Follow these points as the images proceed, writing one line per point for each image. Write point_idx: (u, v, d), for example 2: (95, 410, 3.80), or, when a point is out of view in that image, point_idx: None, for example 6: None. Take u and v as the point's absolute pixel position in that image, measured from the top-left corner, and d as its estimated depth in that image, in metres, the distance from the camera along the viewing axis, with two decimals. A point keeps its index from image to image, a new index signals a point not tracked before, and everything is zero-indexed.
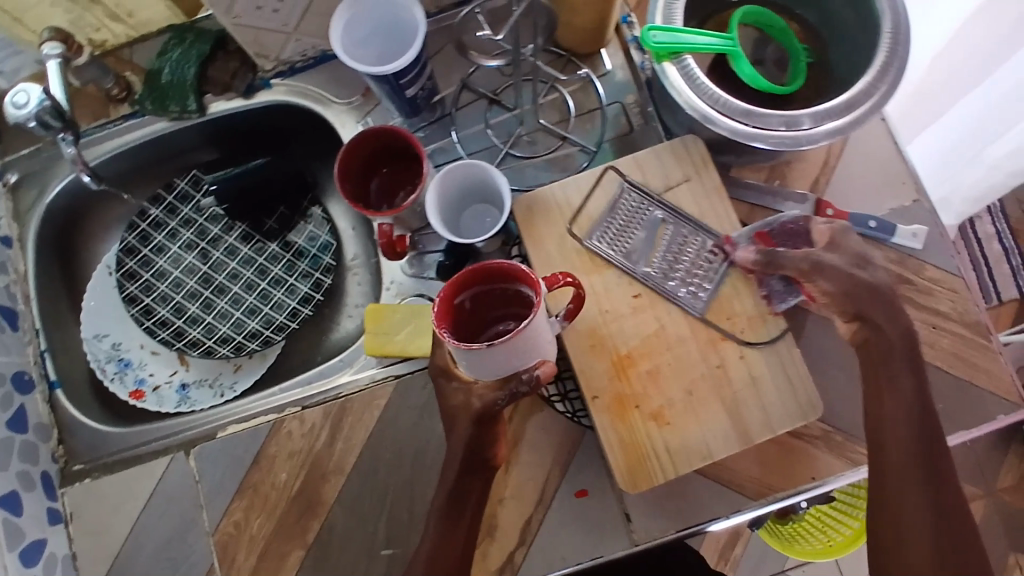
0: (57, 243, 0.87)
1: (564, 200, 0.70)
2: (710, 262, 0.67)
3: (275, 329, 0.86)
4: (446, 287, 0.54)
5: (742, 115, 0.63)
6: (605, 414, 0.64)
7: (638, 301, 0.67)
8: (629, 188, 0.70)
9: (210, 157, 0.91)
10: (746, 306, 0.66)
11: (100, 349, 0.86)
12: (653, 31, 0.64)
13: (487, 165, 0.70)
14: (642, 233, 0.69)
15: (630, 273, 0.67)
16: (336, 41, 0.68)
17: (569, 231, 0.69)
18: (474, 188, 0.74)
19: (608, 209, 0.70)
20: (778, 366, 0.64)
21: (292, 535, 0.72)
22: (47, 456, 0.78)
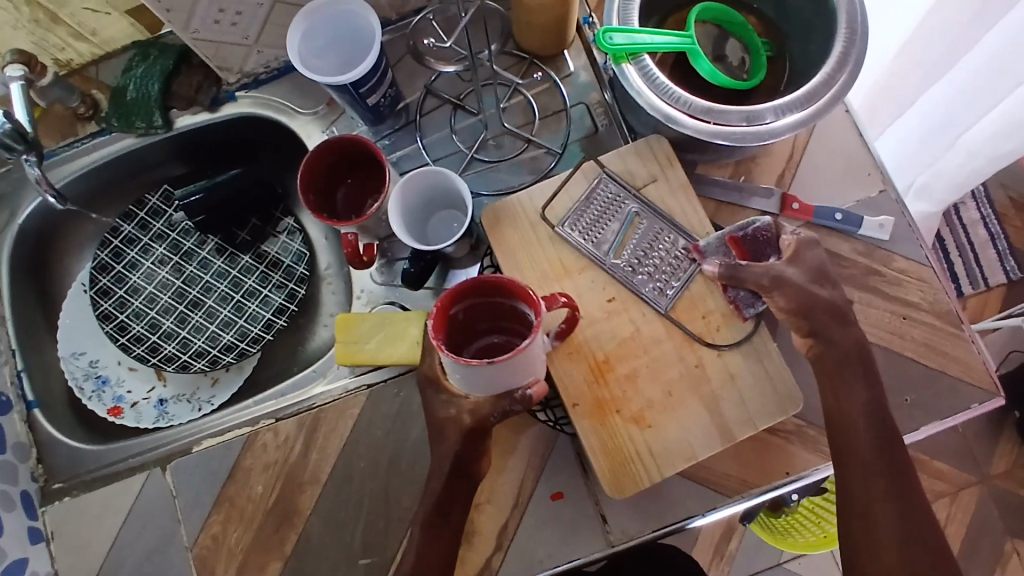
0: (32, 263, 0.87)
1: (538, 194, 0.70)
2: (680, 263, 0.67)
3: (250, 341, 0.86)
4: (445, 296, 0.52)
5: (704, 113, 0.62)
6: (586, 419, 0.63)
7: (612, 304, 0.66)
8: (607, 178, 0.70)
9: (180, 172, 0.91)
10: (716, 305, 0.65)
11: (77, 367, 0.87)
12: (609, 33, 0.63)
13: (451, 173, 0.71)
14: (616, 226, 0.68)
15: (604, 270, 0.67)
16: (292, 49, 0.67)
17: (543, 219, 0.69)
18: (436, 195, 0.74)
19: (585, 197, 0.69)
20: (756, 361, 0.64)
21: (270, 546, 0.72)
22: (26, 475, 0.78)
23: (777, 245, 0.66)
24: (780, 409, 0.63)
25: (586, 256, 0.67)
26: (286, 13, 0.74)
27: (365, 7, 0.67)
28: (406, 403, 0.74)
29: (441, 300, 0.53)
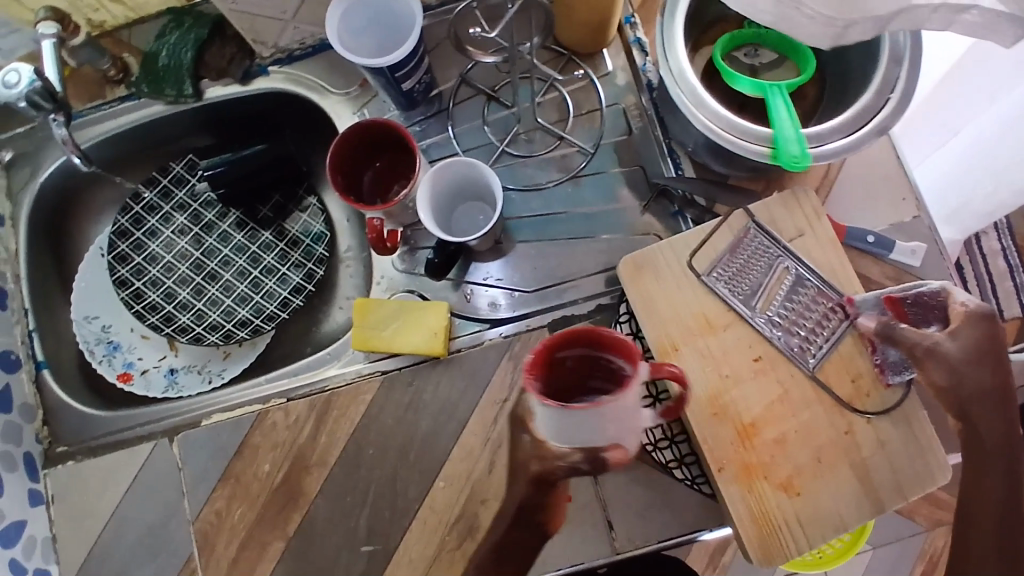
0: (50, 223, 0.87)
1: (684, 242, 0.67)
2: (829, 323, 0.65)
3: (265, 318, 0.86)
4: (551, 337, 0.50)
5: (874, 94, 0.61)
6: (734, 484, 0.61)
7: (758, 363, 0.64)
8: (755, 229, 0.67)
9: (205, 144, 0.90)
10: (865, 366, 0.64)
11: (89, 331, 0.86)
12: (785, 157, 0.60)
13: (484, 165, 0.69)
14: (763, 277, 0.66)
15: (749, 327, 0.65)
16: (332, 35, 0.66)
17: (690, 266, 0.66)
18: (466, 187, 0.73)
19: (731, 249, 0.66)
20: (906, 430, 0.62)
21: (274, 525, 0.72)
22: (31, 437, 0.77)
23: (947, 313, 0.58)
24: (927, 478, 0.61)
25: (733, 311, 0.65)
26: None
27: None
28: (421, 392, 0.74)
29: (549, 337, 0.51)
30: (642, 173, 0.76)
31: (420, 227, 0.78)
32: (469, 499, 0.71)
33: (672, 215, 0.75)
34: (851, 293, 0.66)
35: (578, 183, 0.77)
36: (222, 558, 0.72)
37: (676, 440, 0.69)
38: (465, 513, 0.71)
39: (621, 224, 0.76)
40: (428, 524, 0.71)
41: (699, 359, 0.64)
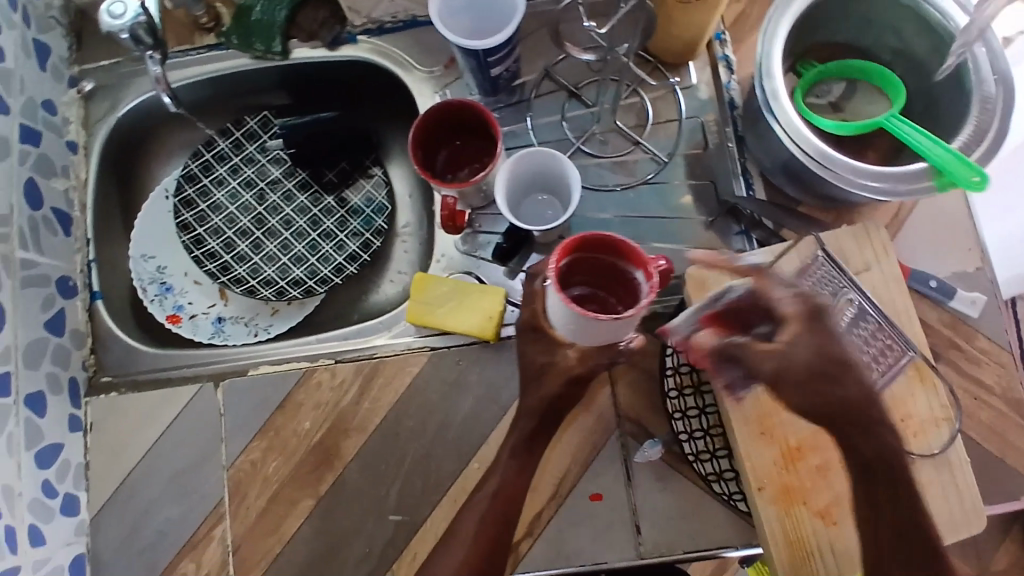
0: (119, 158, 0.88)
1: (751, 262, 0.68)
2: (884, 360, 0.65)
3: (318, 281, 0.88)
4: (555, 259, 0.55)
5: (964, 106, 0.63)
6: (772, 505, 0.62)
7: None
8: (823, 258, 0.68)
9: (282, 103, 0.91)
10: (917, 406, 0.64)
11: (144, 270, 0.87)
12: (956, 178, 0.59)
13: (563, 157, 0.70)
14: (825, 305, 0.67)
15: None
16: (434, 13, 0.68)
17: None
18: (540, 178, 0.74)
19: (797, 274, 0.67)
20: (947, 475, 0.63)
21: (306, 482, 0.73)
22: (78, 363, 0.78)
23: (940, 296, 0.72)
24: (964, 524, 0.62)
25: None
26: None
27: None
28: (466, 373, 0.75)
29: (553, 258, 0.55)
30: (712, 188, 0.77)
31: (483, 212, 0.79)
32: None
33: (738, 233, 0.75)
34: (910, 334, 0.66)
35: (647, 190, 0.78)
36: (252, 507, 0.73)
37: (718, 454, 0.69)
38: None
39: (686, 235, 0.76)
40: (458, 503, 0.72)
41: None
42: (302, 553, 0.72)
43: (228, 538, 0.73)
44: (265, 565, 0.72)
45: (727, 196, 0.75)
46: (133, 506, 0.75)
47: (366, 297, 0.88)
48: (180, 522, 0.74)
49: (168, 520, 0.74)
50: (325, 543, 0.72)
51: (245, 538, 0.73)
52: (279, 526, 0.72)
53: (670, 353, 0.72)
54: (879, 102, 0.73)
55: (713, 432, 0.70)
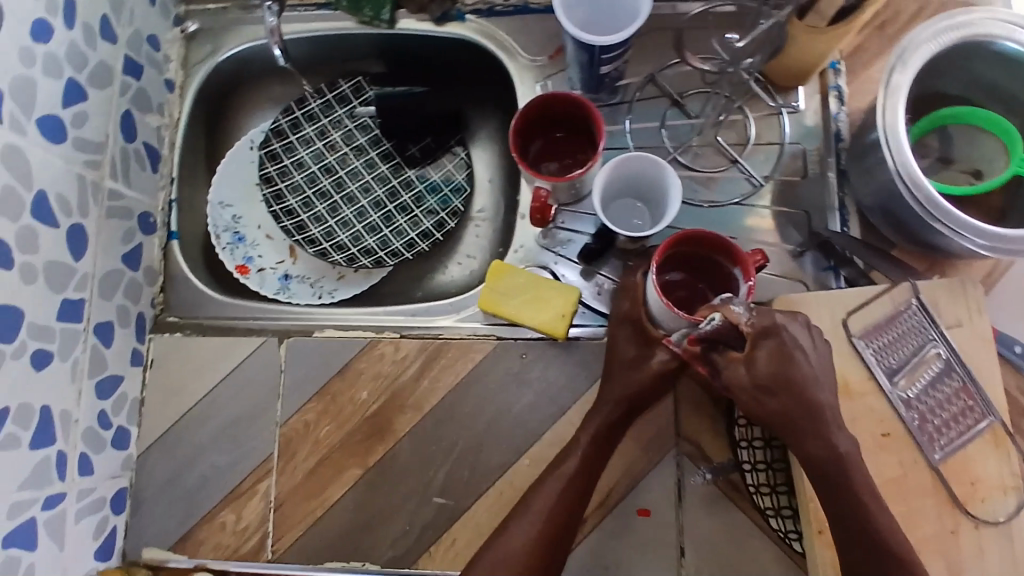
0: (212, 103, 0.88)
1: (843, 300, 0.66)
2: (964, 420, 0.63)
3: (389, 253, 0.87)
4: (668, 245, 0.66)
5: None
6: (830, 551, 0.61)
7: (886, 439, 0.63)
8: (915, 307, 0.66)
9: (377, 70, 0.91)
10: (990, 472, 0.62)
11: (221, 217, 0.88)
12: None
13: (668, 167, 0.68)
14: (911, 355, 0.65)
15: (886, 401, 0.64)
16: (556, 5, 0.67)
17: (844, 323, 0.65)
18: (637, 183, 0.72)
19: (887, 320, 0.66)
20: (1011, 547, 0.61)
21: (356, 451, 0.73)
22: (147, 299, 0.78)
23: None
24: None
25: (873, 380, 0.64)
26: None
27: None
28: (528, 367, 0.74)
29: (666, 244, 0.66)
30: (805, 219, 0.76)
31: (568, 209, 0.78)
32: None
33: (824, 268, 0.74)
34: (993, 398, 0.64)
35: (738, 210, 0.76)
36: (299, 467, 0.73)
37: (778, 490, 0.68)
38: None
39: (771, 262, 0.75)
40: (503, 496, 0.71)
41: None
42: (342, 521, 0.72)
43: (271, 494, 0.73)
44: (304, 526, 0.72)
45: (821, 229, 0.73)
46: (182, 449, 0.75)
47: (433, 276, 0.88)
48: (225, 471, 0.74)
49: (215, 467, 0.74)
50: (366, 514, 0.72)
51: (288, 496, 0.73)
52: (323, 490, 0.73)
53: None
54: (990, 144, 0.71)
55: (777, 467, 0.68)
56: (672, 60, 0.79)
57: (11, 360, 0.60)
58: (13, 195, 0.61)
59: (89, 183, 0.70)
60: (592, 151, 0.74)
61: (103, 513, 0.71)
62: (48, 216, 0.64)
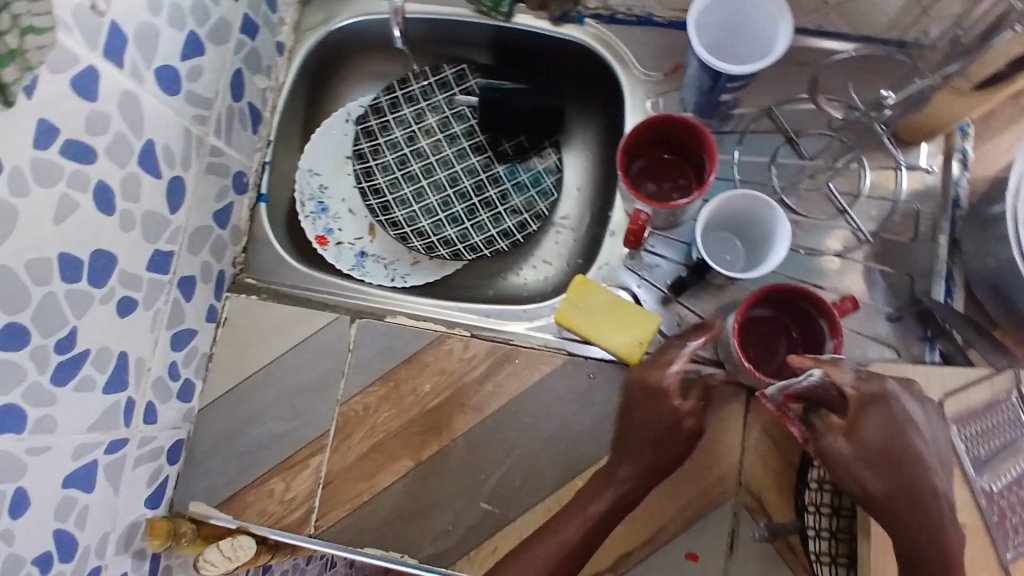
0: (317, 70, 0.88)
1: (942, 378, 0.63)
2: None
3: (468, 247, 0.87)
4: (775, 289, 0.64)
5: None
6: None
7: (962, 530, 0.59)
8: (1016, 398, 0.62)
9: (482, 61, 0.90)
10: None
11: (308, 185, 0.88)
12: None
13: (782, 225, 0.65)
14: (1002, 448, 0.61)
15: (970, 491, 0.59)
16: (689, 22, 0.65)
17: (939, 403, 0.62)
18: (746, 224, 0.70)
19: (984, 406, 0.62)
20: None
21: (411, 443, 0.73)
22: (230, 258, 0.79)
23: None
24: None
25: (957, 466, 0.60)
26: None
27: (787, 15, 0.62)
28: (596, 388, 0.73)
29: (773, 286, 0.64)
30: (908, 283, 0.72)
31: (660, 233, 0.76)
32: None
33: (920, 337, 0.71)
34: None
35: (838, 262, 0.73)
36: (354, 448, 0.74)
37: (838, 562, 0.65)
38: None
39: (864, 321, 0.72)
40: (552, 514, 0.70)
41: None
42: (387, 508, 0.72)
43: (322, 469, 0.74)
44: (350, 507, 0.72)
45: (924, 297, 0.70)
46: (243, 410, 0.76)
47: (507, 276, 0.87)
48: (281, 439, 0.75)
49: (271, 434, 0.75)
50: (412, 507, 0.72)
51: (339, 475, 0.73)
52: (373, 474, 0.73)
53: None
54: None
55: (840, 537, 0.65)
56: (799, 96, 0.75)
57: (98, 304, 0.61)
58: (124, 142, 0.61)
59: (193, 138, 0.70)
60: (693, 178, 0.73)
61: (159, 462, 0.72)
62: (152, 167, 0.65)
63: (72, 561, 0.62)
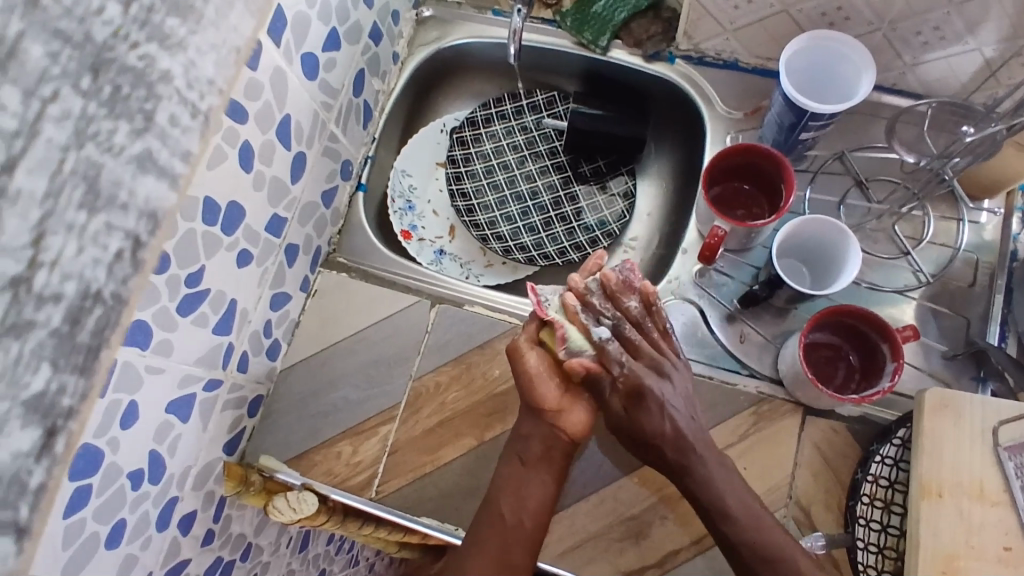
0: (421, 83, 0.97)
1: (997, 407, 0.66)
2: None
3: (542, 255, 0.93)
4: (842, 308, 0.70)
5: None
6: None
7: (1007, 553, 0.61)
8: None
9: (571, 89, 0.98)
10: None
11: (399, 184, 0.96)
12: None
13: (852, 252, 0.71)
14: None
15: (1016, 516, 0.62)
16: (781, 66, 0.72)
17: (994, 430, 0.65)
18: (820, 254, 0.77)
19: None
20: None
21: (475, 424, 0.78)
22: (327, 237, 0.86)
23: None
24: None
25: (1010, 494, 0.63)
26: (788, 25, 0.78)
27: (871, 61, 0.71)
28: None
29: (839, 308, 0.70)
30: (964, 326, 0.76)
31: (731, 254, 0.82)
32: (650, 509, 0.72)
33: (973, 377, 0.74)
34: None
35: (896, 298, 0.78)
36: (421, 422, 0.78)
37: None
38: (641, 516, 0.72)
39: (921, 357, 0.76)
40: (604, 507, 0.73)
41: (958, 519, 0.63)
42: (448, 481, 0.76)
43: (389, 438, 0.78)
44: (410, 477, 0.76)
45: (978, 339, 0.74)
46: (322, 374, 0.81)
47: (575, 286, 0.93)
48: (355, 406, 0.79)
49: (345, 400, 0.80)
50: (470, 484, 0.76)
51: (404, 445, 0.78)
52: (436, 449, 0.77)
53: (878, 462, 0.69)
54: None
55: (887, 554, 0.67)
56: (876, 143, 0.82)
57: (225, 250, 0.67)
58: (270, 111, 0.68)
59: (319, 120, 0.78)
60: (766, 208, 0.79)
61: (241, 412, 0.77)
62: (286, 138, 0.72)
63: (158, 483, 0.66)
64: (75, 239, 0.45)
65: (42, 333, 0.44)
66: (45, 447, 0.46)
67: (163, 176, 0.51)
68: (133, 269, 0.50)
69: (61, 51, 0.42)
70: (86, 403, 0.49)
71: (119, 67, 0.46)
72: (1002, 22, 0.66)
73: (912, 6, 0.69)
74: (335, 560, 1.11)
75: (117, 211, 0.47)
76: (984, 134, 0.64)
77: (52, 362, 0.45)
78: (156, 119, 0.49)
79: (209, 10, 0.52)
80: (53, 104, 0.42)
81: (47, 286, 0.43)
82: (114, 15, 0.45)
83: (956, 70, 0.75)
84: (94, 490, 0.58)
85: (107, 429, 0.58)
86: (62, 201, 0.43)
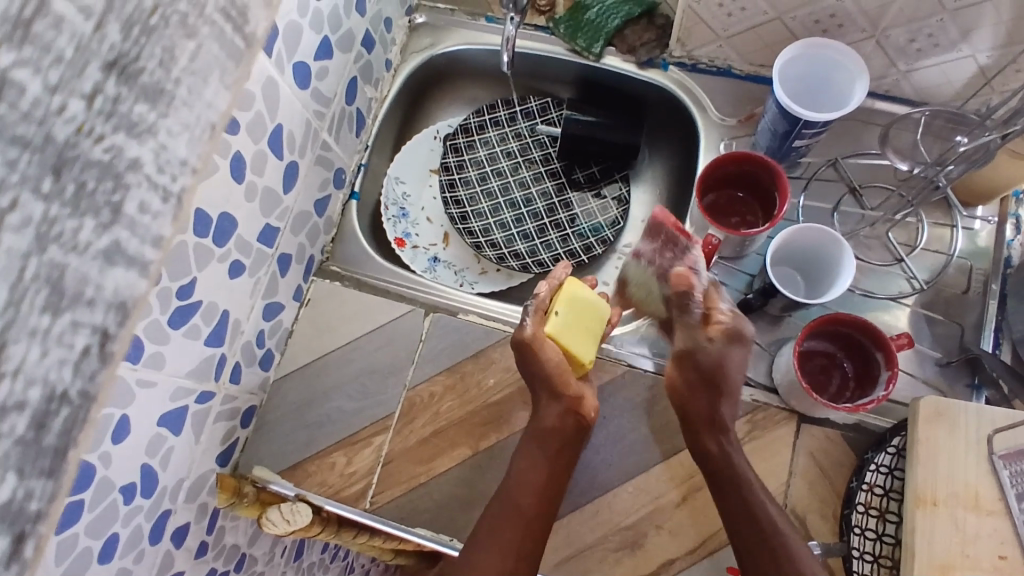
0: (414, 90, 0.97)
1: (991, 416, 0.66)
2: None
3: (536, 262, 0.93)
4: (837, 317, 0.71)
5: None
6: None
7: (1001, 563, 0.61)
8: None
9: (566, 96, 0.98)
10: None
11: (393, 191, 0.96)
12: None
13: (847, 258, 0.71)
14: None
15: (1012, 527, 0.62)
16: (774, 74, 0.72)
17: (989, 439, 0.65)
18: (814, 262, 0.77)
19: None
20: None
21: (469, 433, 0.78)
22: (321, 245, 0.86)
23: None
24: None
25: (1005, 503, 0.63)
26: (781, 33, 0.78)
27: (864, 70, 0.71)
28: (653, 400, 0.77)
29: (832, 317, 0.70)
30: (958, 333, 0.76)
31: (724, 262, 0.82)
32: (645, 518, 0.72)
33: (968, 384, 0.74)
34: None
35: (889, 305, 0.78)
36: (415, 432, 0.78)
37: None
38: (637, 525, 0.72)
39: (916, 363, 0.76)
40: (599, 516, 0.73)
41: (953, 528, 0.63)
42: (444, 491, 0.76)
43: (383, 449, 0.78)
44: (404, 488, 0.76)
45: (973, 346, 0.74)
46: (315, 384, 0.81)
47: None
48: (349, 416, 0.79)
49: (339, 410, 0.79)
50: (465, 494, 0.75)
51: (398, 455, 0.77)
52: (431, 459, 0.77)
53: (872, 471, 0.69)
54: None
55: (882, 563, 0.67)
56: (869, 150, 0.82)
57: (217, 262, 0.67)
58: (262, 121, 0.67)
59: (312, 129, 0.77)
60: (760, 217, 0.79)
61: (234, 423, 0.76)
62: (278, 147, 0.72)
63: (151, 497, 0.65)
64: (39, 343, 0.45)
65: (5, 443, 0.44)
66: (14, 554, 0.47)
67: (132, 266, 0.51)
68: (101, 363, 0.51)
69: (20, 158, 0.41)
70: (56, 503, 0.50)
71: (82, 164, 0.45)
72: (996, 30, 0.66)
73: (905, 13, 0.69)
74: (331, 567, 1.10)
75: (83, 308, 0.47)
76: (977, 143, 0.64)
77: (18, 470, 0.45)
78: (127, 211, 0.49)
79: (182, 90, 0.51)
80: (13, 214, 0.41)
81: (10, 395, 0.43)
82: (77, 111, 0.44)
83: (950, 77, 0.75)
84: (86, 505, 0.57)
85: (99, 443, 0.57)
86: (23, 307, 0.43)
